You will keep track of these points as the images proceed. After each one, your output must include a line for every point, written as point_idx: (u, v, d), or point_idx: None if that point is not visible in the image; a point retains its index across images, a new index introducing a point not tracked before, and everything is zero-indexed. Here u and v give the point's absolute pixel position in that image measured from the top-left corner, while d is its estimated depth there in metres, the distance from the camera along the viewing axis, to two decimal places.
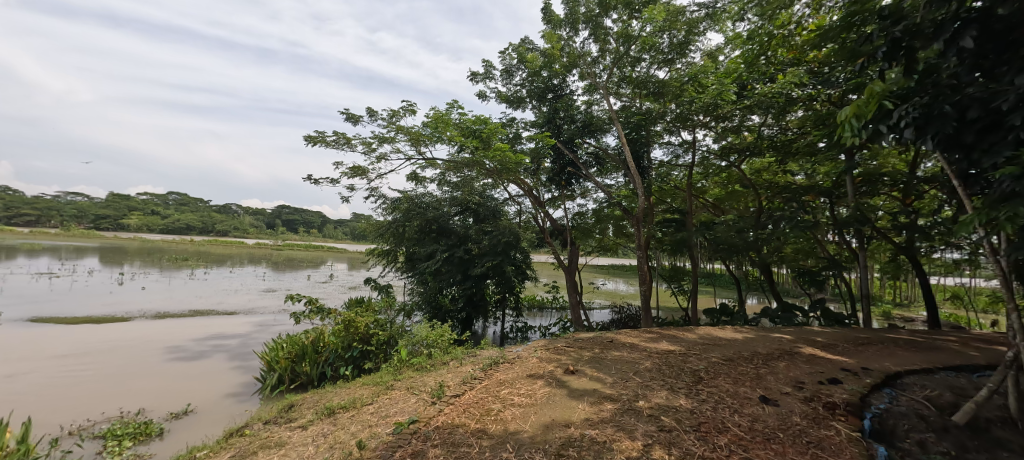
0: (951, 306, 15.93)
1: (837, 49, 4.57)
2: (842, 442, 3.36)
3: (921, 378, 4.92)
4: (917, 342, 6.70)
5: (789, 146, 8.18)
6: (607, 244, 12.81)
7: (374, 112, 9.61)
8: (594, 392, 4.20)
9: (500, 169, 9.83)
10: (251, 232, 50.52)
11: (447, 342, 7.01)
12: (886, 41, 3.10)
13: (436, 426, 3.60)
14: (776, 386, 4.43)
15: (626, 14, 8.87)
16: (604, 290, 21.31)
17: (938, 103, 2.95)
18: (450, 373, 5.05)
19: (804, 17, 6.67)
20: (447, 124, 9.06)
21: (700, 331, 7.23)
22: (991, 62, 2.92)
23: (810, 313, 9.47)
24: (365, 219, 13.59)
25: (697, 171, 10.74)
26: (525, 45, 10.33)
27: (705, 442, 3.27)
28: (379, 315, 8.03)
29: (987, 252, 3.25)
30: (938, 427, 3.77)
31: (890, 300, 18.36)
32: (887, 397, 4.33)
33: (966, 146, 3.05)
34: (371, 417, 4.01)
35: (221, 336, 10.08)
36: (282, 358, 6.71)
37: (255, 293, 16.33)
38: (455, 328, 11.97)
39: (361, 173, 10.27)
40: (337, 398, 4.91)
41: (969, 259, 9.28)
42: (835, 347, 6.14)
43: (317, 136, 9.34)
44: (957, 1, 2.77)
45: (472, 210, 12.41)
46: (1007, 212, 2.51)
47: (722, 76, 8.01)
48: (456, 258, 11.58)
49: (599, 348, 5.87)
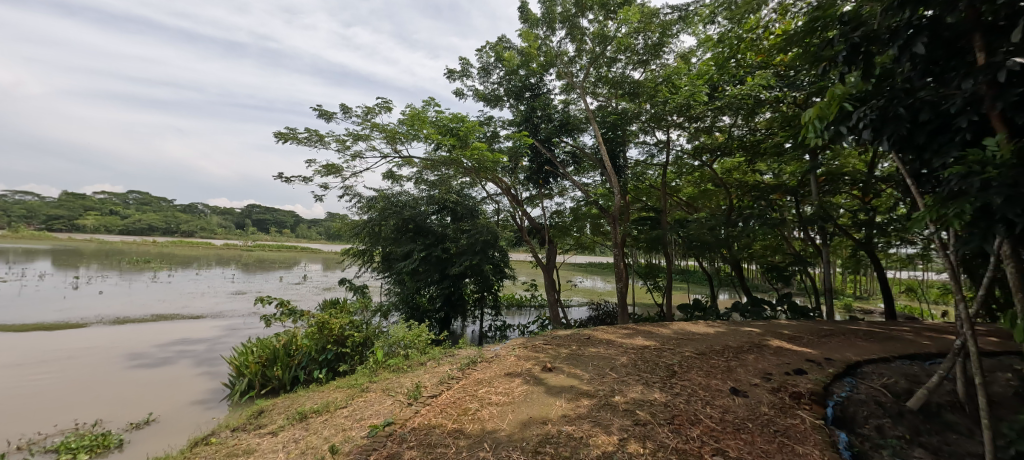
0: (907, 298, 16.86)
1: (802, 52, 4.76)
2: (806, 429, 3.51)
3: (878, 366, 5.18)
4: (876, 332, 7.06)
5: (758, 147, 8.47)
6: (584, 242, 12.95)
7: (348, 109, 9.40)
8: (571, 389, 4.24)
9: (478, 168, 9.78)
10: (218, 232, 48.60)
11: (425, 342, 6.93)
12: (846, 46, 3.23)
13: (413, 427, 3.56)
14: (746, 378, 4.58)
15: (602, 15, 8.98)
16: (581, 288, 21.55)
17: (893, 106, 3.10)
18: (428, 374, 5.00)
19: (770, 22, 6.93)
20: (423, 122, 8.97)
21: (675, 326, 7.41)
22: (940, 68, 3.09)
23: (778, 307, 9.84)
24: (340, 218, 13.30)
25: (671, 170, 10.97)
26: (503, 43, 10.33)
27: (678, 434, 3.35)
28: (354, 316, 7.86)
29: (938, 247, 3.47)
30: (894, 413, 3.99)
31: (851, 293, 19.30)
32: (847, 386, 4.54)
33: (919, 146, 3.20)
34: (345, 420, 3.93)
35: (187, 341, 9.68)
36: (252, 362, 6.49)
37: (223, 295, 15.72)
38: (433, 328, 11.87)
39: (334, 172, 10.04)
40: (309, 402, 4.79)
41: (923, 254, 9.81)
42: (801, 339, 6.40)
43: (288, 133, 9.07)
44: (910, 9, 2.93)
45: (449, 209, 12.32)
46: (955, 209, 2.65)
47: (694, 78, 8.22)
48: (433, 257, 11.50)
49: (577, 344, 5.94)
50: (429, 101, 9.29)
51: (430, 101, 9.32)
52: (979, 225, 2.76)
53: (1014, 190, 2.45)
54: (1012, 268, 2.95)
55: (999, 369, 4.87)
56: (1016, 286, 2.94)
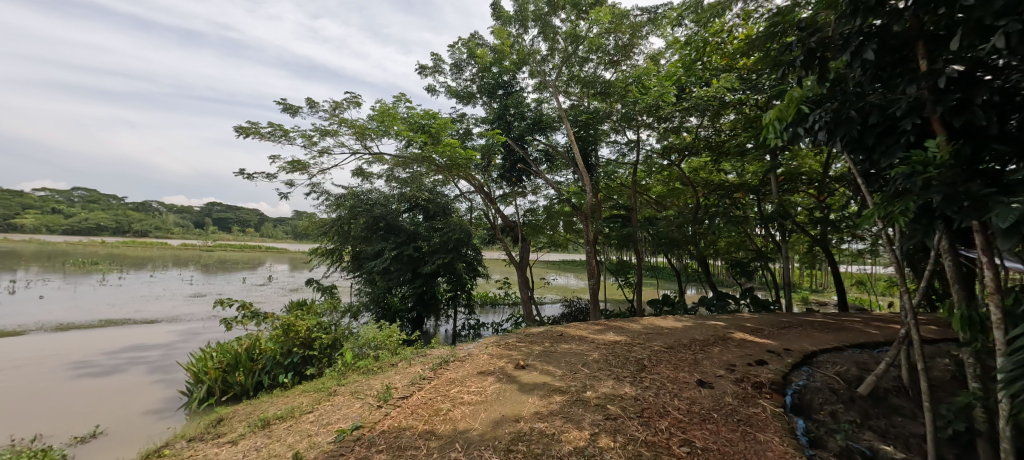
0: (857, 290, 17.93)
1: (763, 56, 4.95)
2: (767, 417, 3.66)
3: (832, 355, 5.48)
4: (830, 323, 7.47)
5: (722, 147, 8.77)
6: (558, 240, 13.07)
7: (314, 104, 9.11)
8: (544, 385, 4.26)
9: (451, 165, 9.64)
10: (175, 232, 46.00)
11: (396, 342, 6.80)
12: (803, 51, 3.41)
13: (382, 430, 3.48)
14: (711, 370, 4.74)
15: (574, 14, 9.05)
16: (555, 285, 21.74)
17: (846, 109, 3.27)
18: (398, 375, 4.90)
19: (734, 27, 7.18)
20: (393, 118, 8.82)
21: (645, 321, 7.58)
22: (887, 74, 3.26)
23: (741, 301, 10.23)
24: (307, 217, 12.87)
25: (640, 169, 11.20)
26: (475, 40, 10.26)
27: (648, 426, 3.43)
28: (321, 318, 7.62)
29: (885, 242, 3.69)
30: (846, 399, 4.23)
31: (807, 286, 20.35)
32: (805, 375, 4.77)
33: (868, 147, 3.36)
34: (312, 426, 3.81)
35: (140, 347, 9.13)
36: (211, 368, 6.18)
37: (179, 298, 14.90)
38: (405, 328, 11.68)
39: (300, 169, 9.70)
40: (272, 409, 4.60)
41: (871, 249, 10.45)
42: (762, 331, 6.68)
43: (250, 127, 8.68)
44: (860, 18, 3.09)
45: (421, 207, 12.18)
46: (901, 207, 2.82)
47: (663, 79, 8.43)
48: (405, 256, 11.30)
49: (549, 341, 5.98)
50: (400, 97, 9.13)
51: (401, 97, 9.16)
52: (921, 222, 2.93)
53: (951, 189, 2.63)
54: (949, 261, 3.17)
55: (938, 355, 5.24)
56: (952, 277, 3.17)
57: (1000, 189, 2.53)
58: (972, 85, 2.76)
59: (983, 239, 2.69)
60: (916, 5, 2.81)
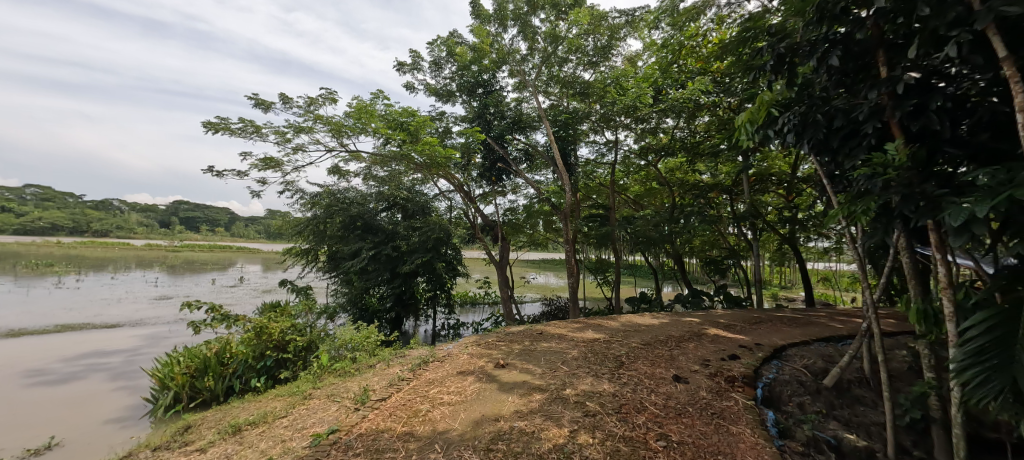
0: (823, 286, 18.71)
1: (736, 60, 5.11)
2: (739, 410, 3.79)
3: (800, 349, 5.70)
4: (798, 318, 7.78)
5: (697, 148, 8.98)
6: (537, 239, 13.13)
7: (288, 99, 8.87)
8: (524, 384, 4.27)
9: (430, 164, 9.55)
10: (138, 232, 43.94)
11: (374, 343, 6.70)
12: (773, 56, 3.54)
13: (359, 433, 3.43)
14: (686, 365, 4.86)
15: (553, 15, 9.10)
16: (534, 284, 21.83)
17: (812, 112, 3.41)
18: (376, 376, 4.83)
19: (709, 31, 7.35)
20: (371, 115, 8.67)
21: (623, 319, 7.70)
22: (850, 80, 3.40)
23: (715, 297, 10.53)
24: (280, 216, 12.51)
25: (618, 169, 11.36)
26: (454, 38, 10.19)
27: (626, 422, 3.49)
28: (295, 320, 7.42)
29: (849, 240, 3.86)
30: (813, 391, 4.41)
31: (777, 283, 21.08)
32: (774, 368, 4.94)
33: (833, 150, 3.50)
34: (285, 431, 3.70)
35: (100, 353, 8.68)
36: (178, 374, 5.95)
37: (143, 301, 14.25)
38: (383, 329, 11.50)
39: (273, 166, 9.43)
40: (244, 414, 4.46)
41: (835, 247, 10.91)
42: (735, 327, 6.89)
43: (219, 122, 8.38)
44: (826, 25, 3.21)
45: (400, 206, 12.01)
46: (863, 206, 2.96)
47: (641, 81, 8.56)
48: (383, 256, 11.14)
49: (529, 340, 6.00)
50: (378, 94, 8.99)
51: (378, 94, 9.01)
52: (881, 221, 3.09)
53: (908, 190, 2.77)
54: (906, 257, 3.35)
55: (897, 346, 5.52)
56: (909, 273, 3.35)
57: (952, 190, 2.69)
58: (928, 92, 2.89)
59: (937, 236, 2.85)
60: (877, 14, 2.94)
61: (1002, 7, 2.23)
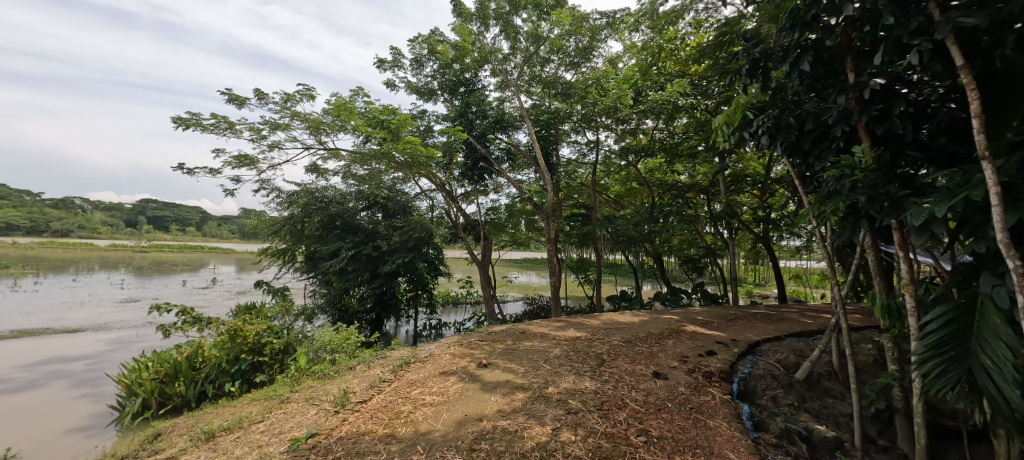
0: (794, 283, 19.36)
1: (713, 63, 5.25)
2: (716, 404, 3.89)
3: (773, 345, 5.89)
4: (771, 314, 8.04)
5: (675, 149, 9.15)
6: (519, 238, 13.16)
7: (263, 95, 8.63)
8: (506, 383, 4.28)
9: (411, 163, 9.46)
10: (103, 232, 42.00)
11: (354, 345, 6.60)
12: (748, 61, 3.65)
13: (339, 437, 3.37)
14: (666, 361, 4.97)
15: (536, 15, 9.13)
16: (517, 284, 21.88)
17: (785, 116, 3.53)
18: (356, 379, 4.75)
19: (686, 35, 7.50)
20: (351, 112, 8.53)
21: (604, 317, 7.80)
22: (821, 85, 3.52)
23: (693, 295, 10.76)
24: (255, 215, 12.17)
25: (600, 169, 11.49)
26: (436, 36, 10.12)
27: (607, 419, 3.54)
28: (272, 322, 7.23)
29: (819, 239, 4.02)
30: (785, 384, 4.57)
31: (751, 280, 21.70)
32: (749, 363, 5.09)
33: (804, 152, 3.63)
34: (262, 436, 3.61)
35: (61, 360, 8.26)
36: (147, 380, 5.73)
37: (108, 304, 13.63)
38: (363, 330, 11.32)
39: (248, 164, 9.16)
40: (218, 420, 4.32)
41: (806, 245, 11.31)
42: (712, 323, 7.08)
43: (190, 118, 8.09)
44: (798, 31, 3.33)
45: (380, 205, 11.86)
46: (832, 206, 3.09)
47: (621, 82, 8.69)
48: (363, 256, 10.99)
49: (512, 339, 6.01)
50: (358, 91, 8.85)
51: (358, 91, 8.87)
52: (849, 220, 3.22)
53: (874, 191, 2.90)
54: (873, 255, 3.50)
55: (863, 340, 5.77)
56: (874, 271, 3.50)
57: (914, 191, 2.83)
58: (892, 97, 3.02)
59: (900, 236, 3.00)
60: (846, 22, 3.07)
61: (958, 18, 2.36)
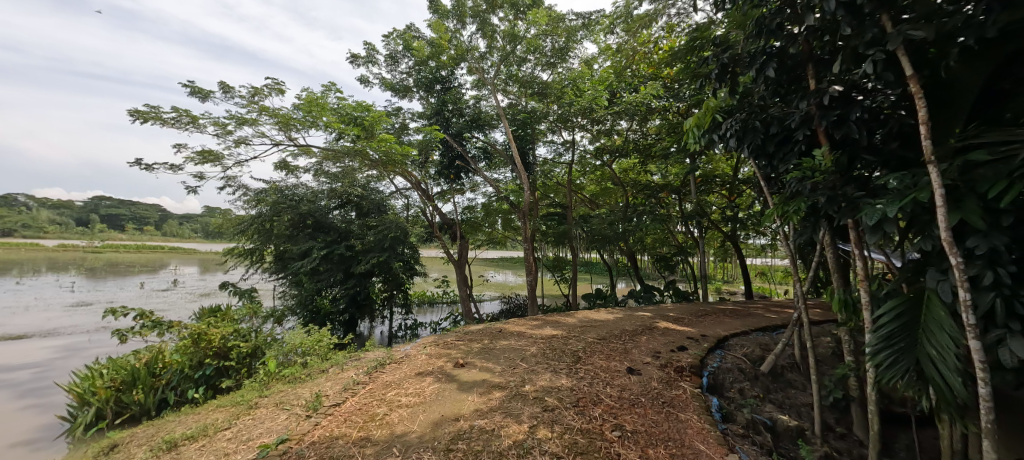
0: (761, 280, 20.19)
1: (685, 67, 5.41)
2: (687, 398, 4.02)
3: (740, 339, 6.12)
4: (739, 310, 8.34)
5: (648, 150, 9.34)
6: (496, 237, 13.16)
7: (229, 88, 8.31)
8: (483, 382, 4.28)
9: (385, 161, 9.29)
10: (50, 230, 39.24)
11: (326, 347, 6.45)
12: (717, 66, 3.79)
13: (312, 442, 3.30)
14: (639, 357, 5.09)
15: (512, 14, 9.16)
16: (493, 283, 21.93)
17: (751, 119, 3.68)
18: (329, 381, 4.64)
19: (660, 38, 7.65)
20: (322, 108, 8.31)
21: (579, 314, 7.90)
22: (784, 90, 3.67)
23: (665, 292, 11.05)
24: (220, 214, 11.69)
25: (575, 169, 11.63)
26: (412, 32, 9.99)
27: (583, 415, 3.59)
28: (239, 325, 6.93)
29: (782, 238, 4.20)
30: (751, 377, 4.77)
31: (720, 277, 22.43)
32: (718, 357, 5.27)
33: (769, 155, 3.78)
34: (229, 444, 3.48)
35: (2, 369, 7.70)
36: (102, 388, 5.43)
37: (57, 309, 12.80)
38: (336, 331, 11.05)
39: (212, 160, 8.79)
40: (180, 429, 4.13)
41: (771, 244, 11.78)
42: (683, 319, 7.29)
43: (148, 111, 7.69)
44: (764, 38, 3.46)
45: (354, 204, 11.61)
46: (795, 206, 3.24)
47: (596, 84, 8.83)
48: (335, 256, 10.74)
49: (488, 338, 6.01)
50: (330, 87, 8.66)
51: (330, 87, 8.67)
52: (809, 220, 3.39)
53: (832, 193, 3.06)
54: (831, 253, 3.69)
55: (822, 334, 6.07)
56: (833, 268, 3.70)
57: (868, 192, 3.00)
58: (849, 104, 3.18)
59: (855, 234, 3.18)
60: (807, 31, 3.21)
61: (908, 31, 2.51)
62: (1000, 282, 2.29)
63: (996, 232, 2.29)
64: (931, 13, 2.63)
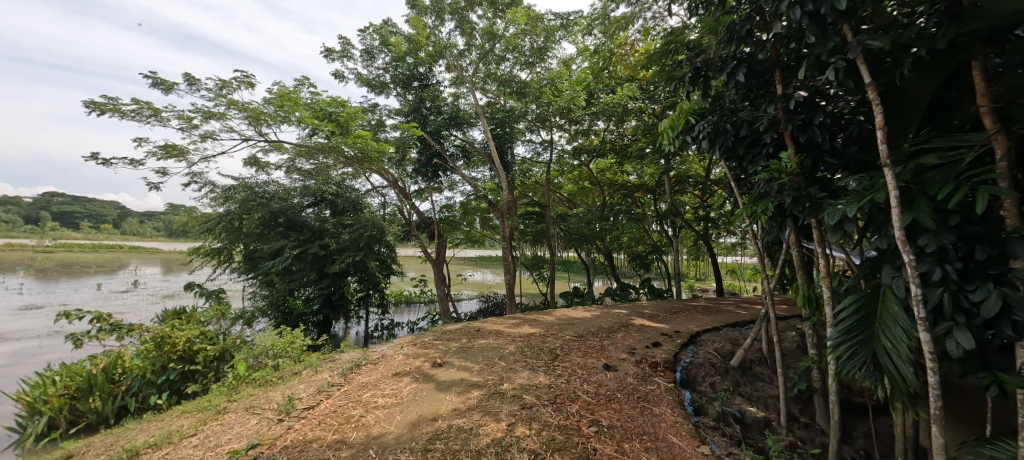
0: (731, 277, 20.87)
1: (660, 69, 5.54)
2: (661, 392, 4.12)
3: (712, 334, 6.32)
4: (710, 307, 8.60)
5: (625, 150, 9.48)
6: (474, 236, 13.12)
7: (194, 81, 7.99)
8: (461, 382, 4.28)
9: (361, 158, 9.11)
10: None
11: (299, 348, 6.29)
12: (691, 69, 3.90)
13: (284, 446, 3.21)
14: (615, 354, 5.19)
15: (490, 12, 9.14)
16: (471, 281, 21.89)
17: (722, 122, 3.80)
18: (302, 384, 4.53)
19: (636, 41, 7.77)
20: (295, 103, 8.07)
21: (557, 312, 7.97)
22: (754, 94, 3.79)
23: (640, 289, 11.28)
24: (185, 212, 11.22)
25: (553, 168, 11.72)
26: (388, 27, 9.83)
27: (560, 411, 3.64)
28: (206, 327, 6.66)
29: (751, 236, 4.36)
30: (722, 371, 4.93)
31: (693, 275, 23.01)
32: (691, 352, 5.43)
33: (740, 156, 3.91)
34: (195, 450, 3.35)
35: None
36: (55, 396, 5.12)
37: (4, 313, 11.97)
38: (310, 332, 10.77)
39: (175, 155, 8.41)
40: (141, 436, 3.94)
41: (741, 242, 12.19)
42: (657, 316, 7.47)
43: (105, 103, 7.29)
44: (735, 44, 3.58)
45: (328, 202, 11.36)
46: (763, 206, 3.38)
47: (574, 84, 8.93)
48: (309, 255, 10.50)
49: (466, 337, 6.00)
50: (303, 81, 8.42)
51: (303, 81, 8.44)
52: (776, 220, 3.54)
53: (798, 194, 3.20)
54: (796, 251, 3.85)
55: (788, 328, 6.34)
56: (798, 265, 3.85)
57: (830, 193, 3.15)
58: (812, 109, 3.32)
59: (818, 233, 3.34)
60: (775, 38, 3.34)
61: (867, 41, 2.65)
62: (947, 278, 2.45)
63: (945, 232, 2.44)
64: (888, 24, 2.82)
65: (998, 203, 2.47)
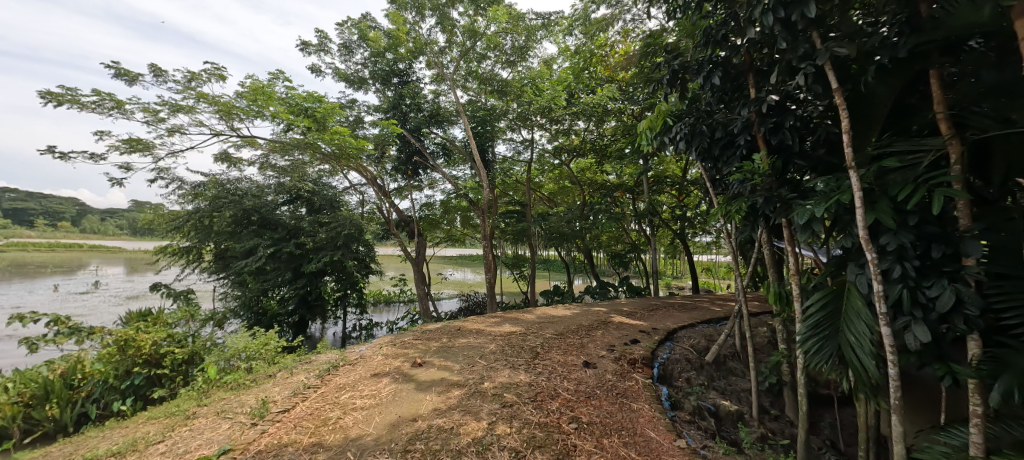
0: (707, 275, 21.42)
1: (639, 71, 5.64)
2: (639, 388, 4.20)
3: (688, 331, 6.47)
4: (686, 304, 8.82)
5: (605, 150, 9.53)
6: (454, 235, 13.04)
7: (161, 72, 7.67)
8: (441, 381, 4.26)
9: (338, 154, 8.91)
10: None
11: (274, 350, 6.14)
12: (669, 71, 3.98)
13: (257, 451, 3.13)
14: (595, 351, 5.25)
15: (471, 9, 9.08)
16: (451, 281, 21.77)
17: (698, 124, 3.90)
18: (277, 386, 4.41)
19: (615, 43, 7.88)
20: (269, 97, 7.83)
21: (537, 311, 8.01)
22: (729, 97, 3.89)
23: (619, 288, 11.44)
24: (151, 209, 10.74)
25: (534, 167, 11.77)
26: (367, 22, 9.67)
27: (541, 409, 3.66)
28: (173, 329, 6.40)
29: (725, 235, 4.49)
30: (697, 366, 5.05)
31: (670, 273, 23.49)
32: (667, 349, 5.55)
33: (715, 157, 4.02)
34: (164, 457, 3.23)
35: None
36: (6, 404, 4.83)
37: None
38: (285, 334, 10.48)
39: (140, 149, 8.04)
40: (104, 444, 3.77)
41: (715, 241, 12.53)
42: (635, 314, 7.60)
43: (63, 93, 6.91)
44: (711, 48, 3.67)
45: (304, 199, 11.10)
46: (737, 207, 3.48)
47: (554, 84, 9.01)
48: (284, 254, 10.24)
49: (447, 337, 5.96)
50: (277, 75, 8.19)
51: (278, 75, 8.21)
52: (749, 219, 3.65)
53: (770, 194, 3.31)
54: (767, 250, 3.98)
55: (760, 324, 6.55)
56: (769, 263, 3.98)
57: (799, 194, 3.27)
58: (783, 112, 3.43)
59: (788, 233, 3.46)
60: (749, 43, 3.44)
61: (834, 48, 2.77)
62: (906, 275, 2.58)
63: (904, 231, 2.57)
64: (854, 32, 2.95)
65: (953, 205, 2.62)
